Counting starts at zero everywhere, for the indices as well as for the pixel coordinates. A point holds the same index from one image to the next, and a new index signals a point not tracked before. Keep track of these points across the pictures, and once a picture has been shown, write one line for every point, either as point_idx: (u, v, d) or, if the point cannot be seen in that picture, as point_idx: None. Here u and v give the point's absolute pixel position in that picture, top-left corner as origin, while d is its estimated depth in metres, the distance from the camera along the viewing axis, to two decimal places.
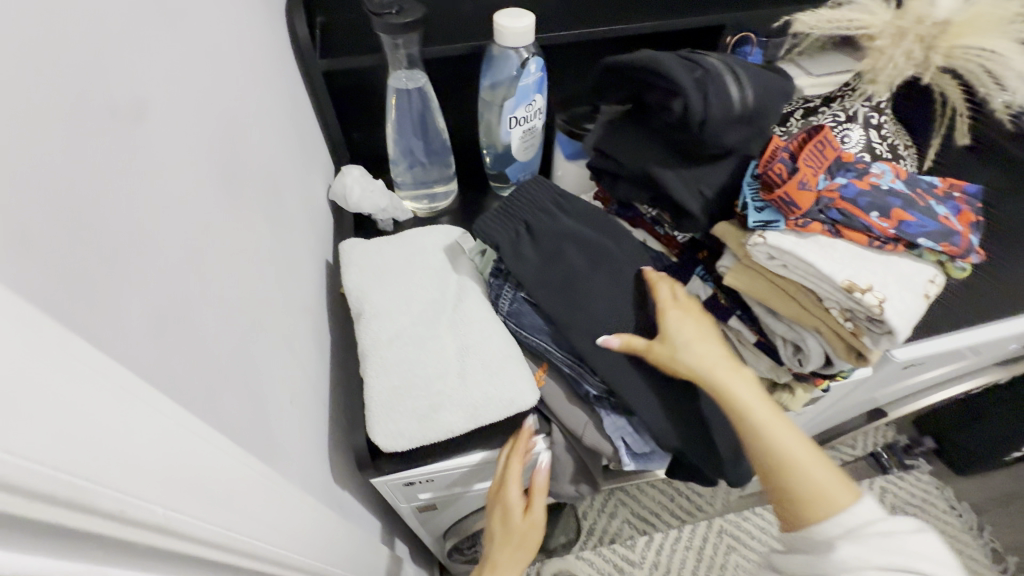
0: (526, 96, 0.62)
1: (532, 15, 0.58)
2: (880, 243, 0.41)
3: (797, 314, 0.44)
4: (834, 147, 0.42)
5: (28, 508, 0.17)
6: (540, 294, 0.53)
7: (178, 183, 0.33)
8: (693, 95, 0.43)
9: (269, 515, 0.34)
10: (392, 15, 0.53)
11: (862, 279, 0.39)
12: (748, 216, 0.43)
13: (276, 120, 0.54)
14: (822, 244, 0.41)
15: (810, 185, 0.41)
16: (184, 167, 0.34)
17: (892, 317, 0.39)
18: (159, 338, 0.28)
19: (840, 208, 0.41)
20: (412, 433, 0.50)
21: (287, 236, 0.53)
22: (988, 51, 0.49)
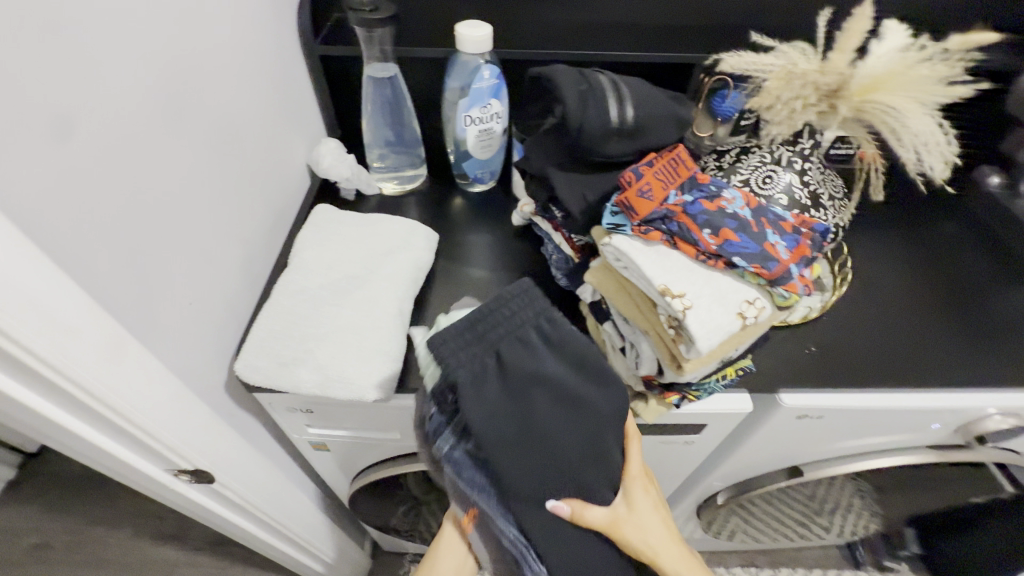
0: (480, 99, 0.69)
1: (491, 27, 0.66)
2: (705, 259, 0.43)
3: (635, 318, 0.47)
4: (688, 167, 0.46)
5: None
6: (499, 458, 0.42)
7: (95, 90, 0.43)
8: (571, 104, 0.48)
9: (105, 361, 0.42)
10: (366, 12, 0.63)
11: (677, 287, 0.42)
12: (604, 218, 0.47)
13: (255, 85, 0.65)
14: (656, 251, 0.44)
15: (653, 196, 0.44)
16: (109, 83, 0.44)
17: (695, 326, 0.41)
18: (29, 189, 0.38)
19: (679, 222, 0.44)
20: (266, 373, 0.52)
21: (240, 180, 0.63)
22: (894, 109, 0.50)
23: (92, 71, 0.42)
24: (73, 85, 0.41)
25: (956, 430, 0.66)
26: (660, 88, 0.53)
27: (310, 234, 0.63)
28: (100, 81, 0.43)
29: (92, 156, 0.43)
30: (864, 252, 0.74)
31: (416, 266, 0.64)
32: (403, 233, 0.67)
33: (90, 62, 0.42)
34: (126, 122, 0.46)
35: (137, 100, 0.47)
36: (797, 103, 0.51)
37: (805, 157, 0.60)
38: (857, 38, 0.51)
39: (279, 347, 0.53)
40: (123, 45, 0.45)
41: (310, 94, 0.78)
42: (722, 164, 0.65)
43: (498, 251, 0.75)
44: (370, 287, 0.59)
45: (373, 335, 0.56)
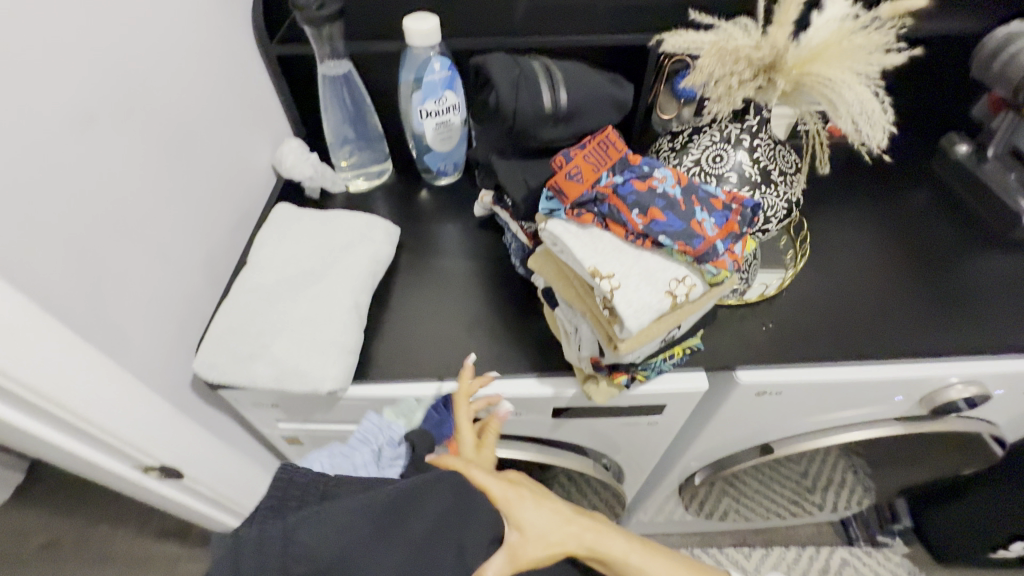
0: (433, 91, 0.70)
1: (438, 18, 0.66)
2: (634, 239, 0.44)
3: (573, 301, 0.48)
4: (619, 149, 0.47)
5: None
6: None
7: (41, 103, 0.44)
8: (503, 93, 0.48)
9: (61, 367, 0.43)
10: (312, 10, 0.63)
11: (605, 267, 0.43)
12: (541, 203, 0.48)
13: (213, 89, 0.66)
14: (590, 233, 0.45)
15: (583, 180, 0.45)
16: (56, 93, 0.45)
17: (622, 305, 0.42)
18: None
19: (609, 203, 0.44)
20: (225, 370, 0.53)
21: (203, 183, 0.64)
22: (832, 80, 0.50)
23: (32, 82, 0.43)
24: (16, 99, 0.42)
25: (920, 401, 0.66)
26: (596, 72, 0.54)
27: (271, 234, 0.64)
28: (43, 91, 0.44)
29: (38, 164, 0.43)
30: (827, 226, 0.74)
31: (375, 259, 0.65)
32: (363, 228, 0.67)
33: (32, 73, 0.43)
34: (76, 132, 0.47)
35: (87, 109, 0.48)
36: (732, 79, 0.51)
37: (754, 134, 0.60)
38: (793, 10, 0.51)
39: (239, 344, 0.54)
40: (68, 54, 0.46)
41: (272, 94, 0.79)
42: (673, 144, 0.65)
43: (462, 242, 0.76)
44: (327, 283, 0.60)
45: (329, 329, 0.56)
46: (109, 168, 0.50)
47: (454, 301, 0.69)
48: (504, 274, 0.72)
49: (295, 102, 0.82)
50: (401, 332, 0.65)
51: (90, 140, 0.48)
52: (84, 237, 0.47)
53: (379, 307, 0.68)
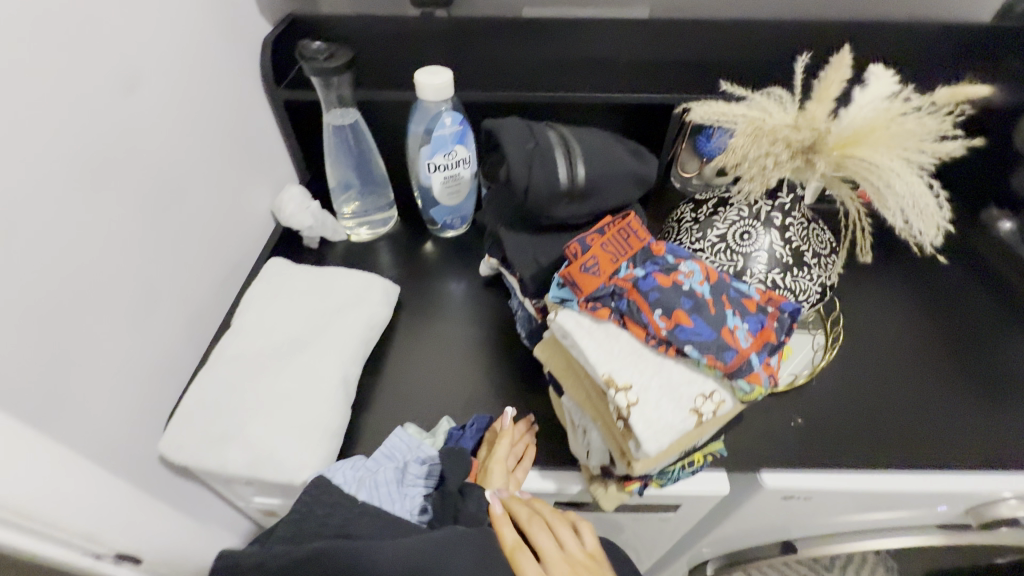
0: (443, 145, 0.66)
1: (452, 72, 0.63)
2: (655, 344, 0.39)
3: (584, 404, 0.43)
4: (641, 238, 0.43)
5: None
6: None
7: (19, 161, 0.40)
8: (515, 167, 0.44)
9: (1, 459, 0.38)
10: (319, 61, 0.61)
11: (622, 377, 0.38)
12: (552, 289, 0.43)
13: (213, 136, 0.63)
14: (606, 332, 0.40)
15: (600, 272, 0.41)
16: (36, 151, 0.41)
17: (639, 425, 0.37)
18: None
19: (629, 300, 0.40)
20: (195, 452, 0.48)
21: (195, 235, 0.60)
22: (879, 166, 0.45)
23: (9, 141, 0.39)
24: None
25: (966, 510, 0.59)
26: (618, 144, 0.50)
27: (262, 292, 0.60)
28: (20, 151, 0.40)
29: (12, 228, 0.39)
30: (860, 305, 0.68)
31: (370, 324, 0.60)
32: (360, 288, 0.63)
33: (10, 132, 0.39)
34: (57, 192, 0.43)
35: (71, 165, 0.44)
36: (767, 160, 0.46)
37: (787, 211, 0.55)
38: (835, 87, 0.47)
39: (213, 423, 0.49)
40: (53, 108, 0.43)
41: (278, 137, 0.76)
42: (695, 215, 0.60)
43: (465, 301, 0.72)
44: (315, 352, 0.55)
45: (313, 408, 0.51)
46: (91, 226, 0.46)
47: (454, 370, 0.64)
48: (508, 341, 0.67)
49: (301, 146, 0.79)
50: (395, 404, 0.60)
51: (72, 199, 0.44)
52: (52, 306, 0.43)
53: (373, 374, 0.63)
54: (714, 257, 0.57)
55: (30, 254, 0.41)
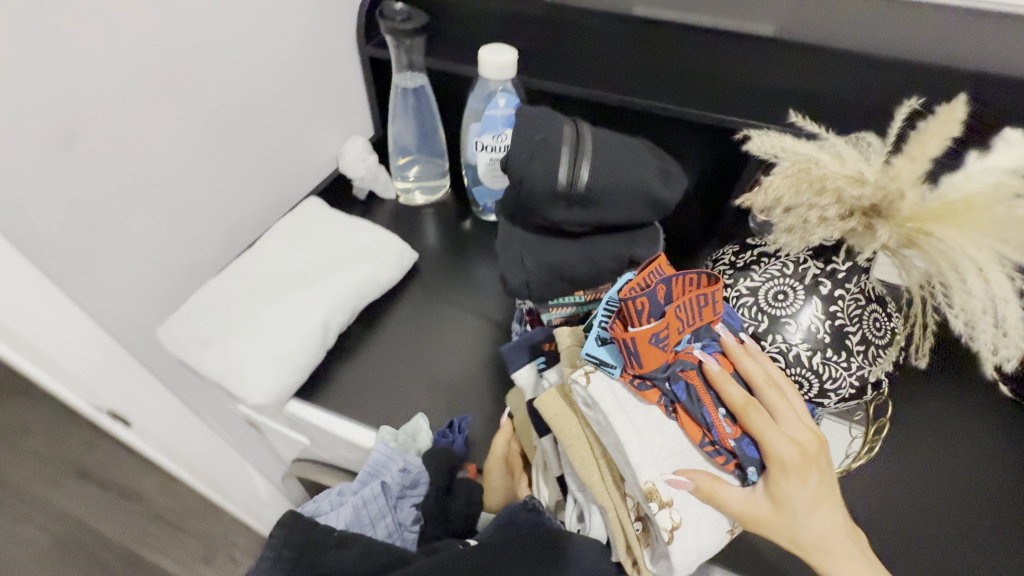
0: (492, 126, 0.65)
1: (517, 53, 0.61)
2: (711, 446, 0.41)
3: (595, 488, 0.43)
4: (714, 312, 0.42)
5: None
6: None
7: (98, 60, 0.46)
8: (514, 153, 0.42)
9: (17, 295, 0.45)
10: (396, 22, 0.62)
11: (666, 492, 0.39)
12: (590, 344, 0.42)
13: (292, 77, 0.68)
14: (646, 411, 0.41)
15: (666, 350, 0.40)
16: (116, 53, 0.47)
17: (679, 545, 0.40)
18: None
19: (690, 390, 0.41)
20: (183, 347, 0.53)
21: (253, 161, 0.66)
22: (955, 253, 0.35)
23: (94, 41, 0.45)
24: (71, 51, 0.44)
25: None
26: (644, 157, 0.45)
27: (291, 226, 0.64)
28: (102, 51, 0.46)
29: (78, 115, 0.46)
30: (925, 423, 0.55)
31: (372, 280, 0.62)
32: (377, 245, 0.65)
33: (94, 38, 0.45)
34: (127, 97, 0.49)
35: (146, 74, 0.50)
36: (809, 213, 0.39)
37: (839, 281, 0.46)
38: (935, 144, 0.38)
39: (204, 327, 0.54)
40: (143, 21, 0.49)
41: (360, 90, 0.80)
42: (734, 259, 0.52)
43: (481, 288, 0.71)
44: (311, 292, 0.58)
45: (290, 340, 0.54)
46: (153, 130, 0.53)
47: (441, 349, 0.64)
48: (505, 338, 0.65)
49: (380, 102, 0.82)
50: (376, 363, 0.62)
51: (141, 106, 0.51)
52: (102, 191, 0.49)
53: (368, 330, 0.65)
54: (738, 309, 0.49)
55: (89, 140, 0.47)
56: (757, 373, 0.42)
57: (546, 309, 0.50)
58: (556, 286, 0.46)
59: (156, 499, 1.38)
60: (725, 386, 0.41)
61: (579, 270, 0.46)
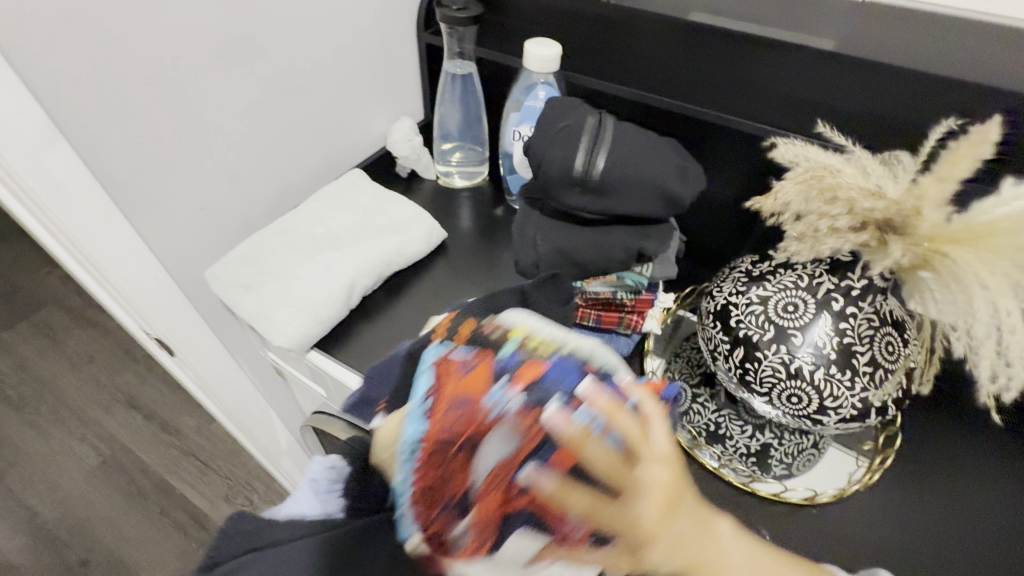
0: (531, 116, 0.67)
1: (562, 47, 0.63)
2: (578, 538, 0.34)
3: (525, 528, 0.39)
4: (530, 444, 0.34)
5: None
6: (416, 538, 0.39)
7: (185, 25, 0.52)
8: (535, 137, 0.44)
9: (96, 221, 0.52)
10: (453, 10, 0.66)
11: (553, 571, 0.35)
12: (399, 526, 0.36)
13: (352, 56, 0.73)
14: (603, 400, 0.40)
15: (490, 507, 0.33)
16: (201, 21, 0.53)
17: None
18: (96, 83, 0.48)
19: (528, 511, 0.33)
20: (225, 287, 0.59)
21: (307, 130, 0.71)
22: (970, 276, 0.35)
23: (185, 9, 0.52)
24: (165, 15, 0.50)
25: None
26: (665, 153, 0.46)
27: (334, 192, 0.69)
28: (190, 17, 0.52)
29: (163, 72, 0.52)
30: (931, 463, 0.54)
31: (399, 250, 0.66)
32: (410, 218, 0.69)
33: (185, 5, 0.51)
34: (205, 59, 0.55)
35: (224, 41, 0.56)
36: (820, 221, 0.39)
37: (853, 299, 0.45)
38: (965, 165, 0.36)
39: (245, 273, 0.60)
40: None
41: (414, 74, 0.84)
42: (750, 269, 0.52)
43: (502, 272, 0.73)
44: (342, 253, 0.63)
45: (317, 294, 0.59)
46: (225, 92, 0.59)
47: None
48: None
49: (432, 86, 0.86)
50: (394, 328, 0.66)
51: (215, 68, 0.57)
52: (174, 139, 0.56)
53: (390, 297, 0.69)
54: (745, 316, 0.49)
55: (169, 95, 0.54)
56: (604, 460, 0.33)
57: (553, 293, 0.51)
58: (564, 270, 0.48)
59: (192, 436, 1.50)
60: (565, 498, 0.33)
61: (587, 256, 0.47)
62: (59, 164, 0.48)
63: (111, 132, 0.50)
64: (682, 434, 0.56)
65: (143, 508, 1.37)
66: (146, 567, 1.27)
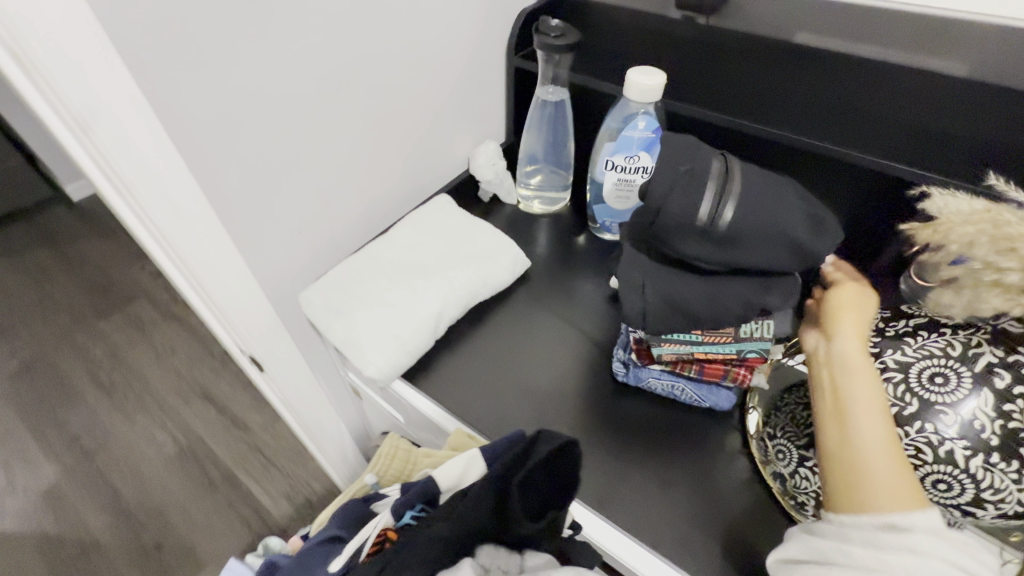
0: (627, 147, 0.64)
1: (666, 75, 0.60)
2: None
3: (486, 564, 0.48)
4: None
5: (48, 88, 0.39)
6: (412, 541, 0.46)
7: (290, 55, 0.54)
8: (655, 181, 0.41)
9: (199, 241, 0.53)
10: (550, 37, 0.64)
11: None
12: None
13: (441, 80, 0.73)
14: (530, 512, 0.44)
15: None
16: (302, 49, 0.54)
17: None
18: (210, 112, 0.49)
19: None
20: (316, 311, 0.60)
21: (398, 154, 0.72)
22: None
23: (290, 38, 0.53)
24: (272, 46, 0.52)
25: None
26: (795, 199, 0.42)
27: (421, 218, 0.69)
28: (294, 47, 0.53)
29: (268, 100, 0.54)
30: None
31: (485, 281, 0.65)
32: (495, 247, 0.68)
33: (298, 34, 0.53)
34: (311, 85, 0.57)
35: (324, 68, 0.57)
36: None
37: (1023, 376, 0.39)
38: None
39: (337, 297, 0.61)
40: (328, 22, 0.55)
41: (498, 98, 0.84)
42: (882, 327, 0.48)
43: (584, 304, 0.71)
44: (430, 282, 0.63)
45: (406, 325, 0.59)
46: (321, 117, 0.60)
47: (538, 358, 0.64)
48: (601, 359, 0.64)
49: (516, 110, 0.86)
50: (474, 360, 0.64)
51: (319, 95, 0.59)
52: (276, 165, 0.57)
53: (470, 326, 0.68)
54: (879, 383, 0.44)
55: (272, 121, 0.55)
56: None
57: (658, 344, 0.49)
58: (673, 321, 0.45)
59: (258, 432, 1.57)
60: None
61: (700, 308, 0.44)
62: (180, 191, 0.49)
63: (227, 156, 0.53)
64: (792, 501, 0.51)
65: (212, 498, 1.43)
66: (213, 557, 1.33)
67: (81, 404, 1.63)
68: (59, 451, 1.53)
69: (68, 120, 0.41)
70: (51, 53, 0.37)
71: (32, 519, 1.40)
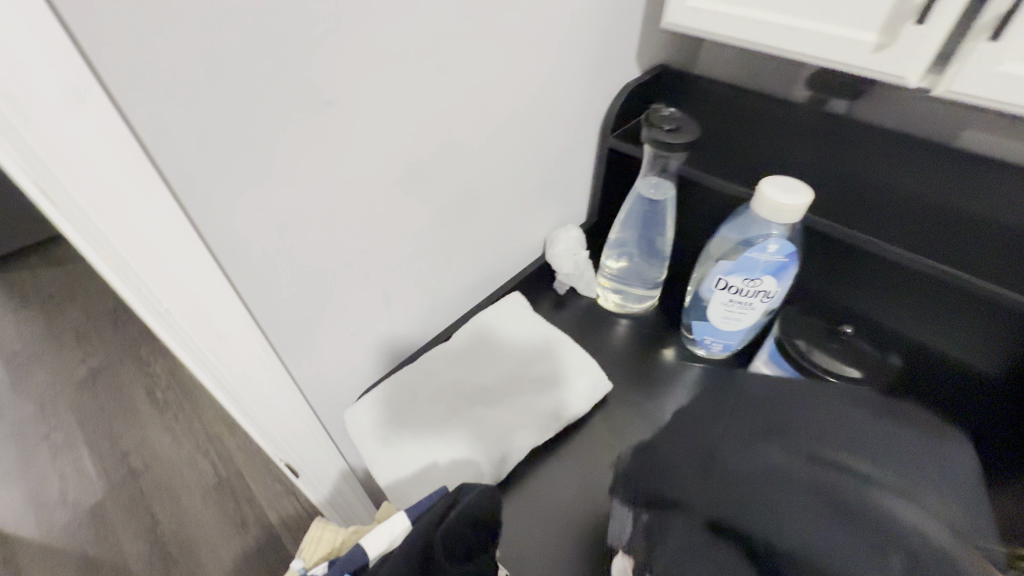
0: (748, 269, 0.53)
1: (814, 194, 0.48)
2: None
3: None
4: None
5: (78, 217, 0.33)
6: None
7: (370, 157, 0.46)
8: None
9: (239, 359, 0.47)
10: (662, 131, 0.54)
11: None
12: None
13: (525, 163, 0.64)
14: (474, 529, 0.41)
15: None
16: (383, 149, 0.47)
17: None
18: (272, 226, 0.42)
19: None
20: (364, 433, 0.53)
21: (471, 244, 0.64)
22: None
23: (373, 140, 0.46)
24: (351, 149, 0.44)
25: None
26: (872, 420, 0.37)
27: (489, 325, 0.61)
28: (375, 148, 0.46)
29: (342, 204, 0.47)
30: None
31: (558, 413, 0.55)
32: (573, 368, 0.58)
33: (383, 133, 0.46)
34: (389, 184, 0.50)
35: (407, 166, 0.50)
36: None
37: None
38: None
39: (388, 424, 0.53)
40: (416, 117, 0.48)
41: (586, 177, 0.75)
42: None
43: None
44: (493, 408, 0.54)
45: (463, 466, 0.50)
46: (396, 216, 0.52)
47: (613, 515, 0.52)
48: None
49: (605, 191, 0.76)
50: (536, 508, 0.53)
51: (397, 194, 0.51)
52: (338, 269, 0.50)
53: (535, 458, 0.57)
54: None
55: (341, 226, 0.48)
56: None
57: None
58: None
59: None
60: None
61: None
62: (224, 314, 0.43)
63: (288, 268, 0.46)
64: None
65: (243, 539, 1.39)
66: None
67: (136, 418, 1.67)
68: (110, 466, 1.55)
69: (108, 254, 0.36)
70: (89, 194, 0.32)
71: (74, 534, 1.42)
